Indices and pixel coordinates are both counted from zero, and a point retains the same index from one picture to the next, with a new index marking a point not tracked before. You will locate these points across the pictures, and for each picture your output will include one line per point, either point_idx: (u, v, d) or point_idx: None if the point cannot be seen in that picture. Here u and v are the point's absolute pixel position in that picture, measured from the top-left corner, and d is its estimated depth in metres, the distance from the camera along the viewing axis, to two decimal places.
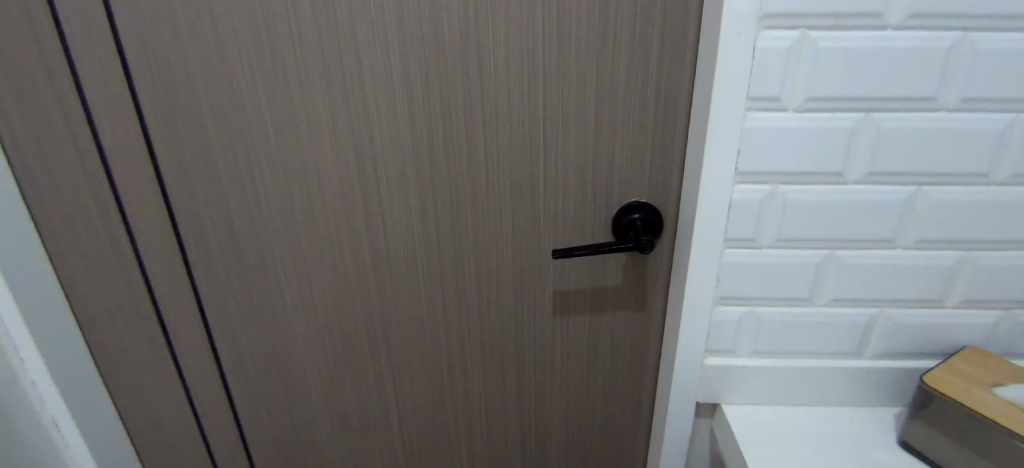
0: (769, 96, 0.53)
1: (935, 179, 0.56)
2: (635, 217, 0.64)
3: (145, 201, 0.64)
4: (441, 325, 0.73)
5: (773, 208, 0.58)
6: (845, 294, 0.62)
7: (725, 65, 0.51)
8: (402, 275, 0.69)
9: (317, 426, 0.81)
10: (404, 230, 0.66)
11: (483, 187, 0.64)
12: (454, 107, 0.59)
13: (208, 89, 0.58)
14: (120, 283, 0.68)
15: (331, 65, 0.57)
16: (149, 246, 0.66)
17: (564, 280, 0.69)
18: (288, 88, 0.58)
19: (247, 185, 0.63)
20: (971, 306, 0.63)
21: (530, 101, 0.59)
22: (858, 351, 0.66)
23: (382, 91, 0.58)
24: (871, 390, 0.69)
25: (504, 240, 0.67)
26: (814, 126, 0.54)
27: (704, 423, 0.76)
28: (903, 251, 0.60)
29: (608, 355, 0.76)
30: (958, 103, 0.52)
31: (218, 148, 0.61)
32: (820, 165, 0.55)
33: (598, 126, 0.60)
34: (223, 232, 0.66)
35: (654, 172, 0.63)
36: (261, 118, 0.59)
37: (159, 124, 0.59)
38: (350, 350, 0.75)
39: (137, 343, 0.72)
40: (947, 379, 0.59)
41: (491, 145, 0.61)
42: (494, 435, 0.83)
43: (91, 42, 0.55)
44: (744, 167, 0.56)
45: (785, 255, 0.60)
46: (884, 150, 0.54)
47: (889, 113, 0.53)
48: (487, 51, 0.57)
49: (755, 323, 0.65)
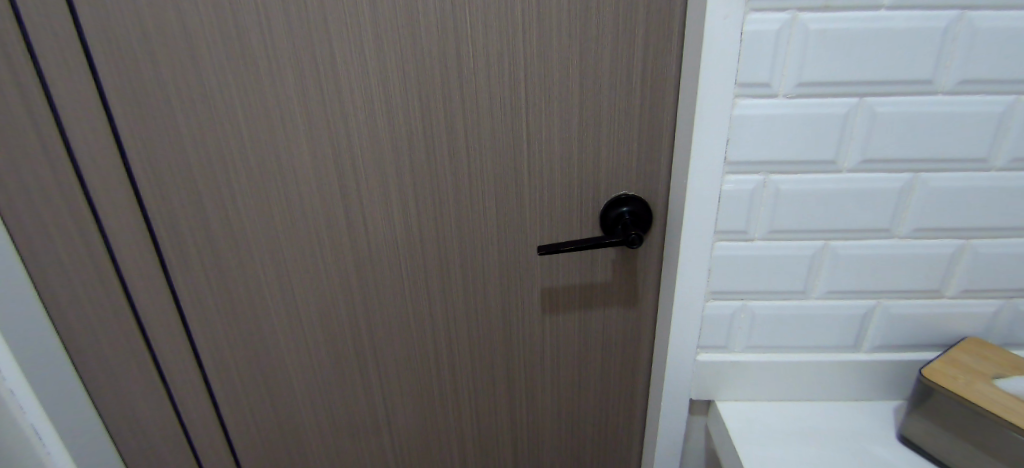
0: (758, 81, 0.50)
1: (932, 165, 0.53)
2: (624, 211, 0.62)
3: (118, 203, 0.61)
4: (427, 325, 0.71)
5: (765, 199, 0.56)
6: (840, 286, 0.60)
7: (712, 50, 0.49)
8: (385, 274, 0.67)
9: (304, 429, 0.80)
10: (385, 227, 0.64)
11: (465, 182, 0.62)
12: (432, 100, 0.57)
13: (179, 85, 0.55)
14: (96, 289, 0.66)
15: (303, 59, 0.55)
16: (124, 249, 0.64)
17: (552, 276, 0.67)
18: (260, 82, 0.56)
19: (222, 183, 0.61)
20: (972, 297, 0.61)
21: (512, 92, 0.57)
22: (855, 344, 0.64)
23: (357, 86, 0.56)
24: (869, 383, 0.67)
25: (490, 236, 0.65)
26: (806, 113, 0.52)
27: (698, 419, 0.74)
28: (900, 240, 0.58)
29: (599, 352, 0.74)
30: (956, 85, 0.50)
31: (191, 147, 0.59)
32: (813, 152, 0.53)
33: (582, 116, 0.58)
34: (200, 233, 0.64)
35: (642, 164, 0.61)
36: (232, 114, 0.57)
37: (129, 123, 0.57)
38: (335, 350, 0.73)
39: (116, 350, 0.70)
40: (945, 371, 0.58)
41: (473, 139, 0.59)
42: (485, 435, 0.81)
43: (54, 39, 0.53)
44: (733, 156, 0.54)
45: (777, 247, 0.58)
46: (878, 136, 0.52)
47: (884, 97, 0.51)
48: (465, 41, 0.54)
49: (748, 317, 0.63)
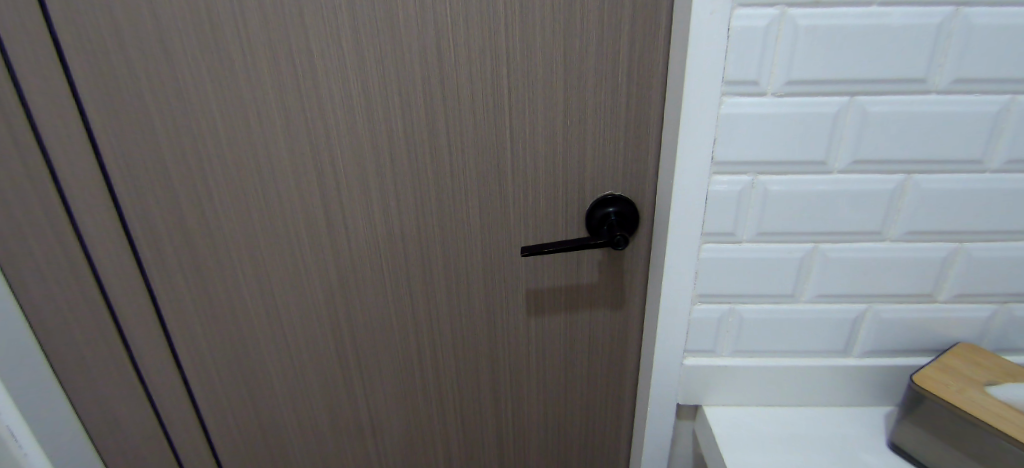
0: (745, 79, 0.49)
1: (924, 165, 0.52)
2: (610, 211, 0.60)
3: (92, 200, 0.60)
4: (409, 324, 0.70)
5: (753, 200, 0.54)
6: (830, 289, 0.59)
7: (699, 46, 0.48)
8: (365, 273, 0.66)
9: (286, 431, 0.78)
10: (366, 225, 0.63)
11: (447, 180, 0.60)
12: (413, 98, 0.56)
13: (152, 79, 0.54)
14: (72, 289, 0.64)
15: (279, 54, 0.53)
16: (101, 248, 0.62)
17: (537, 276, 0.66)
18: (235, 76, 0.54)
19: (197, 180, 0.59)
20: (964, 301, 0.59)
21: (494, 86, 0.55)
22: (845, 349, 0.63)
23: (335, 82, 0.54)
24: (860, 388, 0.66)
25: (473, 237, 0.63)
26: (795, 112, 0.50)
27: (686, 424, 0.73)
28: (892, 243, 0.56)
29: (586, 354, 0.72)
30: (950, 84, 0.48)
31: (166, 143, 0.57)
32: (803, 153, 0.52)
33: (567, 113, 0.56)
34: (176, 231, 0.62)
35: (629, 164, 0.59)
36: (207, 109, 0.55)
37: (102, 118, 0.55)
38: (317, 350, 0.71)
39: (93, 351, 0.68)
40: (939, 378, 0.56)
41: (454, 137, 0.58)
42: (470, 437, 0.80)
43: (23, 30, 0.51)
44: (719, 156, 0.52)
45: (765, 249, 0.57)
46: (869, 136, 0.51)
47: (875, 97, 0.49)
48: (446, 36, 0.53)
49: (736, 321, 0.62)
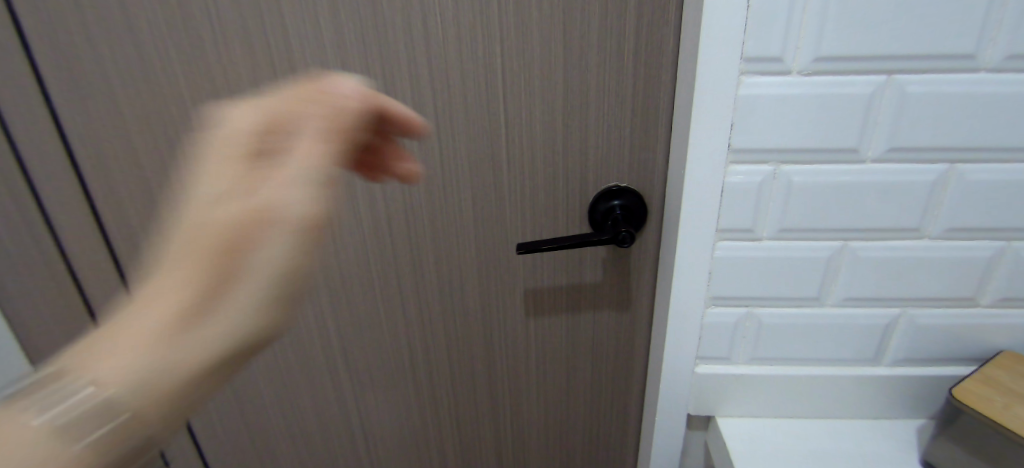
0: (768, 55, 0.43)
1: (970, 154, 0.46)
2: (615, 205, 0.55)
3: (60, 193, 0.55)
4: (400, 325, 0.65)
5: (774, 193, 0.49)
6: (859, 292, 0.53)
7: (715, 19, 0.42)
8: (351, 271, 0.62)
9: (275, 436, 0.74)
10: (352, 220, 0.58)
11: (438, 171, 0.55)
12: (398, 81, 0.51)
13: (117, 61, 0.49)
14: (46, 287, 0.60)
15: (252, 33, 0.48)
16: (75, 244, 0.59)
17: (536, 275, 0.61)
18: (205, 56, 0.49)
19: (171, 171, 0.55)
20: (1009, 306, 0.53)
21: (488, 67, 0.50)
22: (874, 357, 0.57)
23: (313, 64, 0.50)
24: (889, 400, 0.60)
25: (466, 232, 0.59)
26: (824, 93, 0.44)
27: (698, 434, 0.68)
28: (930, 241, 0.50)
29: (590, 357, 0.68)
30: (1003, 61, 0.42)
31: (136, 131, 0.53)
32: (831, 139, 0.46)
33: (568, 97, 0.51)
34: (151, 225, 0.58)
35: (636, 152, 0.54)
36: (178, 94, 0.51)
37: (66, 104, 0.51)
38: (303, 353, 0.67)
39: None
40: (980, 391, 0.50)
41: (445, 124, 0.53)
42: (467, 444, 0.76)
43: None
44: (737, 144, 0.47)
45: (787, 248, 0.52)
46: (908, 121, 0.45)
47: (917, 75, 0.43)
48: (433, 11, 0.48)
49: (753, 326, 0.56)
